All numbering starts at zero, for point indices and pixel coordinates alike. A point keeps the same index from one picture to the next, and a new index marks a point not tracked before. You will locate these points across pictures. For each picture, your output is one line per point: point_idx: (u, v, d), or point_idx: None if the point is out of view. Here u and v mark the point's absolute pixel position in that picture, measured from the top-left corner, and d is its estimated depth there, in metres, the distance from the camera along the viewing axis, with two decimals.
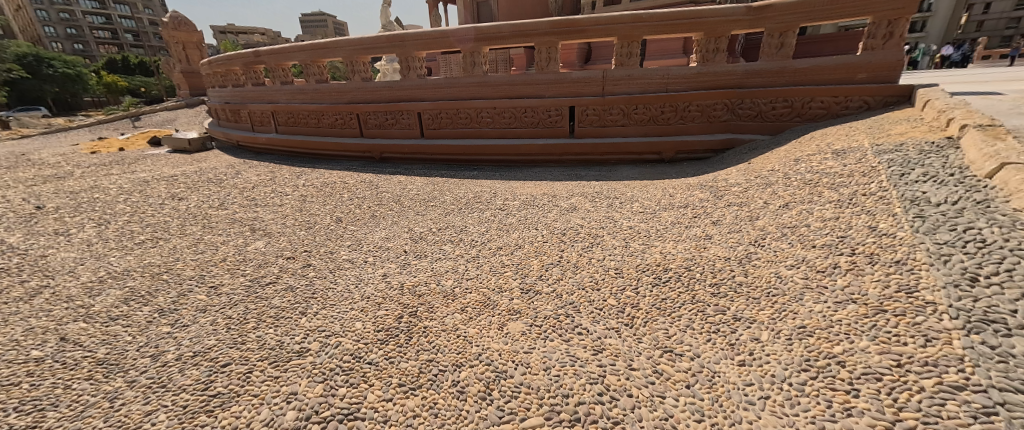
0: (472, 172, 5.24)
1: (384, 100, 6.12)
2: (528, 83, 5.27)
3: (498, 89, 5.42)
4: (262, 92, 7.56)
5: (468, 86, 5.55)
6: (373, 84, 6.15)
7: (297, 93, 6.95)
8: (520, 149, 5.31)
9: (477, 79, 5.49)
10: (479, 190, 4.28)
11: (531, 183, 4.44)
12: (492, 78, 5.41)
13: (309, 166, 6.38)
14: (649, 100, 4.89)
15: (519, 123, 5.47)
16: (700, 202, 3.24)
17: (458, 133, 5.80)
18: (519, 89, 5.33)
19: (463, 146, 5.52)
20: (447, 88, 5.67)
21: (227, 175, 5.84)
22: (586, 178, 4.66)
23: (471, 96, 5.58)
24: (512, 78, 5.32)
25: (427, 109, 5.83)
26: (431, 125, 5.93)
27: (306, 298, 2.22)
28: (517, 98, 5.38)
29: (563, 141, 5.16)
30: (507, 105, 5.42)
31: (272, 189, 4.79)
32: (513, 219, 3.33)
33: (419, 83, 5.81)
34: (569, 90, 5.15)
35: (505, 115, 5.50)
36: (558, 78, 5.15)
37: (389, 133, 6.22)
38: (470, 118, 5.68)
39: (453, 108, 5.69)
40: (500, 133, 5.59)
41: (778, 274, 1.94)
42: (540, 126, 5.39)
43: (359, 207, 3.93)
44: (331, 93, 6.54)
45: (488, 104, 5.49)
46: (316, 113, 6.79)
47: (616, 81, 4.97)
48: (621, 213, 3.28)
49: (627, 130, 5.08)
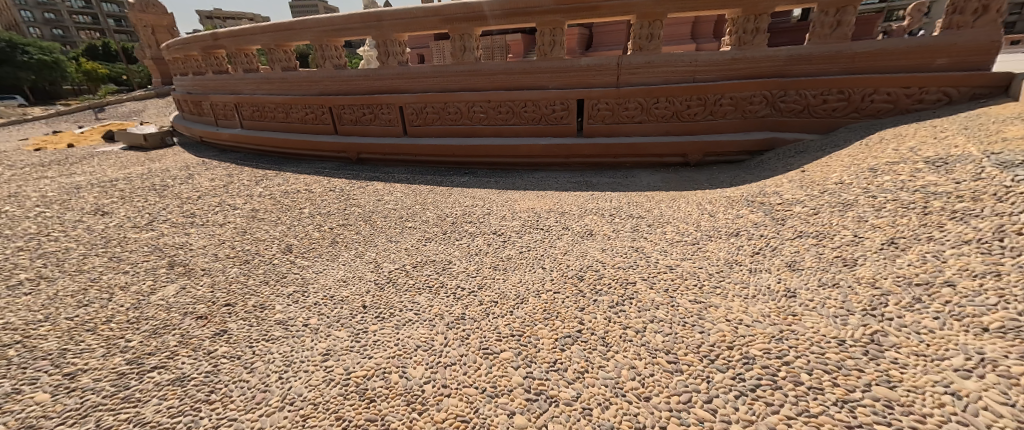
0: (462, 178, 4.45)
1: (359, 91, 5.28)
2: (529, 72, 4.45)
3: (493, 79, 4.59)
4: (225, 81, 6.66)
5: (457, 75, 4.71)
6: (347, 72, 5.29)
7: (263, 83, 6.07)
8: (519, 151, 4.50)
9: (468, 67, 4.65)
10: (468, 205, 3.50)
11: (532, 195, 3.67)
12: (486, 66, 4.58)
13: (276, 167, 5.56)
14: (674, 91, 4.09)
15: (518, 119, 4.67)
16: (756, 229, 2.48)
17: (447, 131, 4.98)
18: (518, 78, 4.50)
19: (453, 147, 4.71)
20: (433, 77, 4.83)
21: (176, 181, 5.01)
22: (599, 186, 3.88)
23: (461, 87, 4.75)
24: (509, 65, 4.49)
25: (409, 103, 5.00)
26: (415, 121, 5.10)
27: (197, 405, 1.46)
28: (516, 89, 4.56)
29: (570, 142, 4.37)
30: (503, 98, 4.59)
31: (219, 201, 3.99)
32: (512, 250, 2.56)
33: (400, 72, 4.96)
34: (577, 80, 4.34)
35: (501, 110, 4.68)
36: (564, 65, 4.33)
37: (367, 130, 5.38)
38: (460, 113, 4.86)
39: (440, 101, 4.85)
40: (495, 131, 4.78)
41: (951, 388, 1.18)
42: (541, 123, 4.59)
43: (318, 229, 3.14)
44: (300, 83, 5.66)
45: (482, 96, 4.67)
46: (284, 106, 5.93)
47: (634, 68, 4.15)
48: (653, 242, 2.52)
49: (646, 128, 4.29)
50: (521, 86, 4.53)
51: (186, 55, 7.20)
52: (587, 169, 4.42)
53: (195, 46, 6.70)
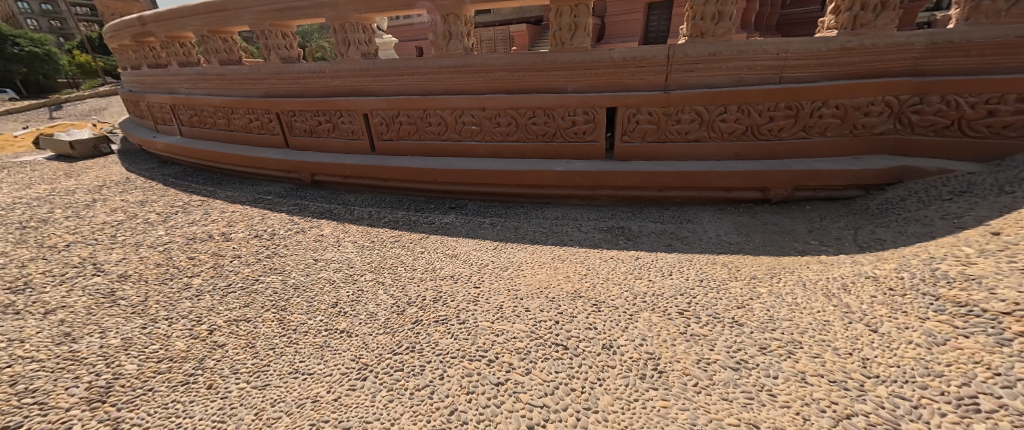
0: (444, 216, 3.19)
1: (313, 93, 4.00)
2: (536, 69, 3.17)
3: (486, 78, 3.32)
4: (160, 78, 5.40)
5: (439, 73, 3.44)
6: (294, 68, 3.98)
7: (201, 81, 4.82)
8: (525, 179, 3.23)
9: (452, 61, 3.35)
10: (441, 277, 2.25)
11: (542, 258, 2.41)
12: (478, 61, 3.28)
13: (211, 190, 4.31)
14: (750, 96, 2.77)
15: (521, 133, 3.39)
16: (1012, 396, 1.20)
17: (427, 147, 3.71)
18: (523, 77, 3.24)
19: (432, 170, 3.44)
20: (405, 76, 3.55)
21: (68, 214, 3.80)
22: (641, 237, 2.60)
23: (444, 89, 3.48)
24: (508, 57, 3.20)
25: (376, 109, 3.72)
26: (385, 133, 3.82)
27: None
28: (519, 93, 3.29)
29: (597, 166, 3.10)
30: (501, 104, 3.32)
31: (89, 258, 2.77)
32: (511, 426, 1.32)
33: (362, 67, 3.66)
34: (607, 81, 3.06)
35: (498, 120, 3.40)
36: (587, 59, 3.04)
37: (323, 143, 4.10)
38: (443, 123, 3.58)
39: (417, 108, 3.58)
40: (492, 149, 3.52)
41: None
42: (554, 139, 3.33)
43: (189, 330, 1.92)
44: (241, 81, 4.39)
45: (471, 102, 3.39)
46: (225, 111, 4.66)
47: (692, 63, 2.83)
48: (794, 414, 1.25)
49: (705, 148, 2.99)
50: (526, 89, 3.27)
51: (120, 45, 5.95)
52: (618, 204, 3.15)
53: (126, 34, 5.45)
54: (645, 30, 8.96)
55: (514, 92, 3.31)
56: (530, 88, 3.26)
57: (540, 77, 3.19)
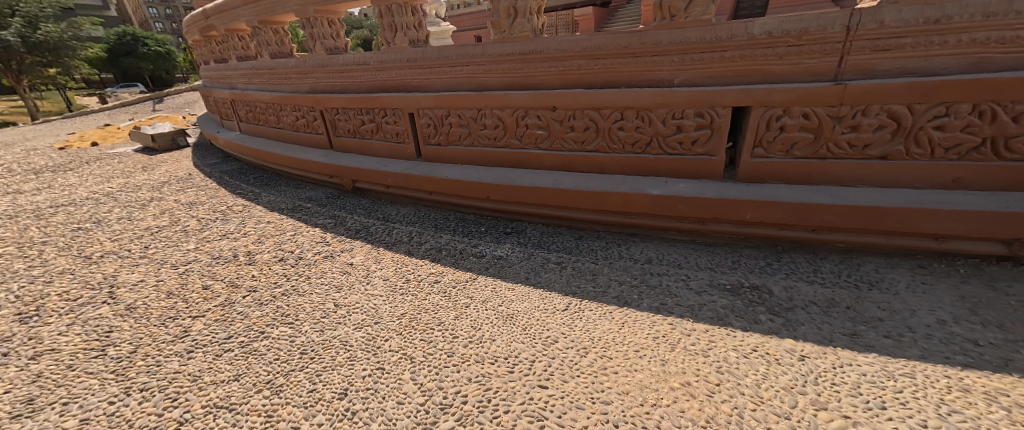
0: (498, 247, 2.53)
1: (359, 89, 3.55)
2: (631, 54, 2.33)
3: (560, 67, 2.55)
4: (223, 73, 5.34)
5: (500, 61, 2.72)
6: (339, 59, 3.57)
7: (255, 76, 4.64)
8: (607, 203, 2.43)
9: (518, 46, 2.63)
10: (488, 360, 1.58)
11: (635, 337, 1.64)
12: (552, 45, 2.52)
13: (258, 194, 4.07)
14: (1000, 89, 1.70)
15: (602, 140, 2.57)
16: None
17: (480, 154, 3.04)
18: (610, 65, 2.41)
19: (488, 186, 2.78)
20: (459, 67, 2.90)
21: (121, 215, 3.70)
22: (793, 308, 1.71)
23: (505, 82, 2.78)
24: (593, 38, 2.39)
25: (424, 107, 3.13)
26: (433, 137, 3.23)
27: None
28: (604, 87, 2.47)
29: (714, 191, 2.20)
30: (579, 102, 2.52)
31: (109, 277, 2.48)
32: None
33: (408, 56, 3.10)
34: (736, 68, 2.13)
35: (573, 122, 2.61)
36: (709, 37, 2.13)
37: (368, 146, 3.65)
38: (501, 126, 2.88)
39: (471, 106, 2.92)
40: (561, 159, 2.75)
41: None
42: (647, 148, 2.46)
43: (157, 419, 1.42)
44: (290, 75, 4.11)
45: (540, 100, 2.64)
46: (276, 107, 4.45)
47: (891, 37, 1.82)
48: None
49: (895, 170, 1.97)
50: (614, 81, 2.44)
51: (191, 40, 6.02)
52: (740, 244, 2.25)
53: (194, 29, 5.48)
54: (734, 8, 7.53)
55: (597, 86, 2.50)
56: (619, 79, 2.42)
57: (634, 65, 2.35)
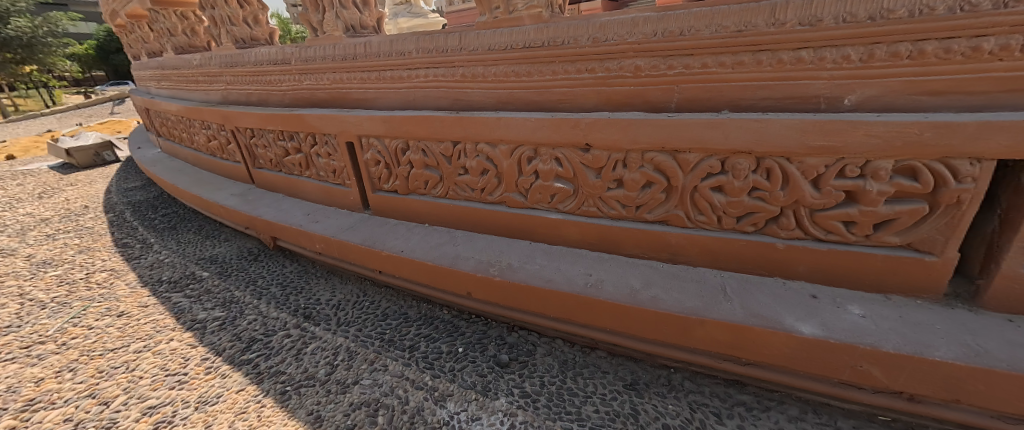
0: (483, 410, 1.35)
1: (279, 100, 2.39)
2: (746, 44, 1.18)
3: (599, 71, 1.41)
4: (137, 74, 4.18)
5: (492, 60, 1.59)
6: (251, 55, 2.41)
7: (164, 78, 3.45)
8: (694, 337, 1.25)
9: (522, 33, 1.51)
10: None
11: None
12: (585, 29, 1.39)
13: (148, 248, 2.88)
14: None
15: (676, 205, 1.40)
16: None
17: (457, 211, 1.87)
18: (698, 67, 1.26)
19: (469, 276, 1.61)
20: (424, 68, 1.77)
21: None
22: None
23: (500, 96, 1.64)
24: (666, 16, 1.26)
25: (367, 134, 1.94)
26: (382, 179, 2.05)
27: None
28: (683, 108, 1.33)
29: (944, 338, 1.03)
30: (634, 137, 1.34)
31: None
32: None
33: (342, 49, 1.96)
34: (1000, 74, 0.98)
35: (620, 172, 1.44)
36: (940, 6, 0.98)
37: (296, 184, 2.48)
38: (490, 171, 1.70)
39: (441, 137, 1.74)
40: (595, 231, 1.57)
41: None
42: (767, 226, 1.29)
43: None
44: (197, 77, 2.94)
45: (560, 130, 1.46)
46: (184, 122, 3.25)
47: None
48: None
49: None
50: (704, 96, 1.29)
51: None
52: None
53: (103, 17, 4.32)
54: None
55: (670, 104, 1.34)
56: (715, 93, 1.27)
57: (751, 66, 1.20)
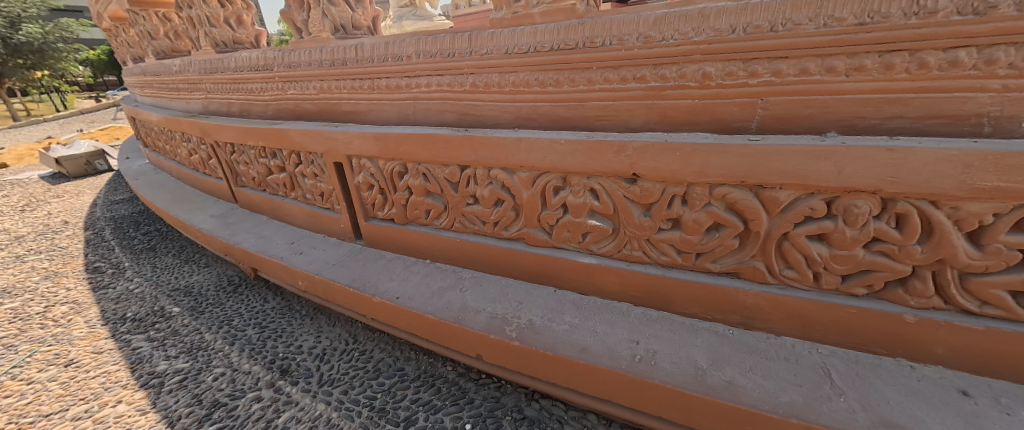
0: None
1: (261, 111, 2.09)
2: (867, 42, 0.85)
3: (652, 79, 1.09)
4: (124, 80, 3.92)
5: (510, 66, 1.28)
6: (230, 60, 2.12)
7: (146, 86, 3.17)
8: None
9: (550, 31, 1.19)
10: None
11: None
12: (633, 25, 1.08)
13: (120, 274, 2.58)
14: None
15: (755, 255, 1.06)
16: None
17: (465, 247, 1.55)
18: (794, 74, 0.94)
19: (481, 336, 1.27)
20: (426, 76, 1.46)
21: None
22: None
23: (520, 110, 1.32)
24: (748, 6, 0.94)
25: (357, 154, 1.62)
26: (376, 206, 1.73)
27: None
28: (768, 129, 1.00)
29: None
30: (702, 167, 1.01)
31: None
32: None
33: (330, 52, 1.66)
34: None
35: (677, 210, 1.11)
36: None
37: (280, 207, 2.17)
38: (507, 201, 1.38)
39: (445, 159, 1.42)
40: (641, 282, 1.23)
41: None
42: (886, 288, 0.95)
43: None
44: (177, 85, 2.66)
45: (599, 155, 1.14)
46: (166, 133, 2.97)
47: None
48: None
49: None
50: (799, 113, 0.96)
51: None
52: None
53: None
54: None
55: (749, 123, 1.02)
56: (816, 109, 0.94)
57: (872, 73, 0.87)
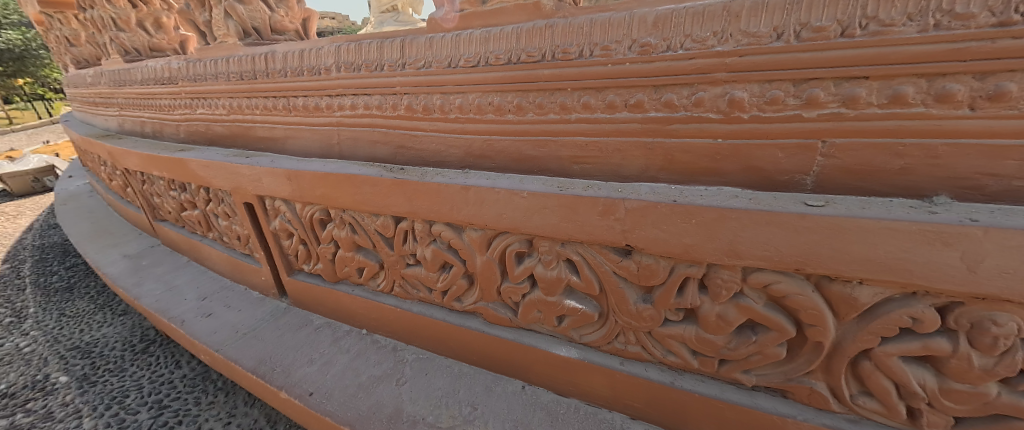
0: None
1: (173, 134, 1.71)
2: (1010, 54, 0.51)
3: (652, 107, 0.74)
4: None
5: (455, 84, 0.93)
6: (138, 71, 1.75)
7: (69, 99, 2.77)
8: None
9: (507, 36, 0.85)
10: None
11: None
12: (623, 28, 0.75)
13: (16, 325, 2.15)
14: None
15: (812, 371, 0.70)
16: None
17: (407, 320, 1.18)
18: (879, 105, 0.59)
19: None
20: (350, 95, 1.09)
21: None
22: None
23: (470, 144, 0.96)
24: None
25: (269, 194, 1.25)
26: (300, 259, 1.36)
27: None
28: (832, 186, 0.65)
29: None
30: (731, 244, 0.66)
31: None
32: None
33: (237, 63, 1.30)
34: None
35: (691, 298, 0.74)
36: None
37: (199, 250, 1.78)
38: (455, 266, 1.01)
39: (373, 208, 1.05)
40: (639, 391, 0.87)
41: None
42: None
43: None
44: (93, 99, 2.27)
45: (577, 217, 0.78)
46: (88, 154, 2.56)
47: None
48: None
49: None
50: (886, 165, 0.61)
51: None
52: None
53: None
54: None
55: (802, 176, 0.67)
56: (914, 159, 0.59)
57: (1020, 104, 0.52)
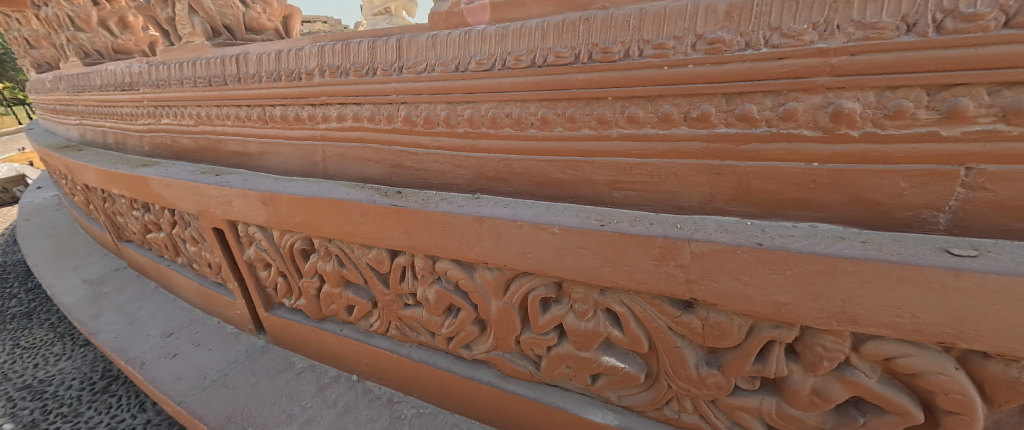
0: None
1: (136, 146, 1.51)
2: None
3: (721, 121, 0.58)
4: None
5: (462, 92, 0.75)
6: (98, 76, 1.55)
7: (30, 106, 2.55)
8: None
9: (528, 33, 0.68)
10: None
11: None
12: (683, 19, 0.58)
13: None
14: None
15: None
16: None
17: (406, 368, 1.00)
18: None
19: None
20: (335, 104, 0.92)
21: None
22: None
23: (483, 164, 0.79)
24: None
25: (241, 219, 1.07)
26: (279, 292, 1.17)
27: None
28: (974, 226, 0.50)
29: None
30: (844, 305, 0.49)
31: None
32: None
33: (205, 67, 1.12)
34: None
35: (776, 366, 0.58)
36: None
37: (167, 276, 1.58)
38: (464, 310, 0.84)
39: (365, 239, 0.87)
40: None
41: None
42: None
43: None
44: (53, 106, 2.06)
45: (627, 261, 0.61)
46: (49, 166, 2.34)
47: None
48: None
49: None
50: None
51: None
52: None
53: None
54: None
55: (931, 212, 0.51)
56: None
57: None
